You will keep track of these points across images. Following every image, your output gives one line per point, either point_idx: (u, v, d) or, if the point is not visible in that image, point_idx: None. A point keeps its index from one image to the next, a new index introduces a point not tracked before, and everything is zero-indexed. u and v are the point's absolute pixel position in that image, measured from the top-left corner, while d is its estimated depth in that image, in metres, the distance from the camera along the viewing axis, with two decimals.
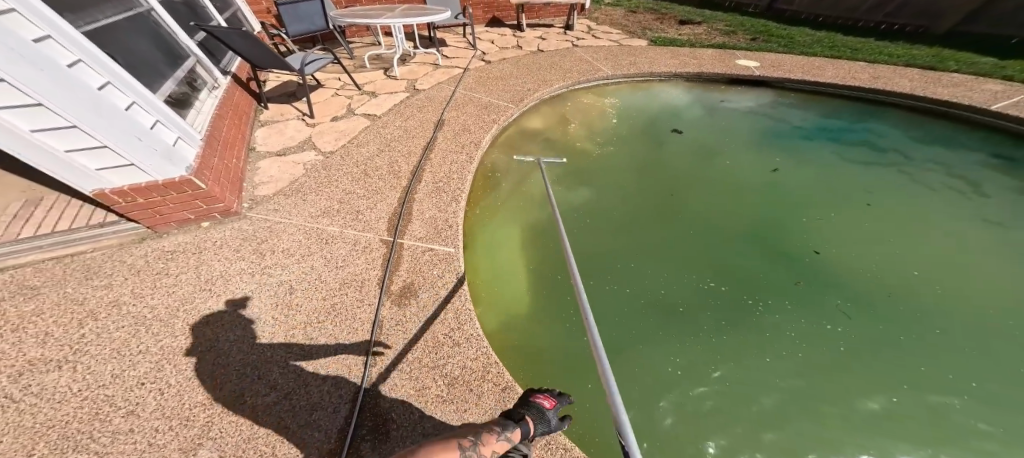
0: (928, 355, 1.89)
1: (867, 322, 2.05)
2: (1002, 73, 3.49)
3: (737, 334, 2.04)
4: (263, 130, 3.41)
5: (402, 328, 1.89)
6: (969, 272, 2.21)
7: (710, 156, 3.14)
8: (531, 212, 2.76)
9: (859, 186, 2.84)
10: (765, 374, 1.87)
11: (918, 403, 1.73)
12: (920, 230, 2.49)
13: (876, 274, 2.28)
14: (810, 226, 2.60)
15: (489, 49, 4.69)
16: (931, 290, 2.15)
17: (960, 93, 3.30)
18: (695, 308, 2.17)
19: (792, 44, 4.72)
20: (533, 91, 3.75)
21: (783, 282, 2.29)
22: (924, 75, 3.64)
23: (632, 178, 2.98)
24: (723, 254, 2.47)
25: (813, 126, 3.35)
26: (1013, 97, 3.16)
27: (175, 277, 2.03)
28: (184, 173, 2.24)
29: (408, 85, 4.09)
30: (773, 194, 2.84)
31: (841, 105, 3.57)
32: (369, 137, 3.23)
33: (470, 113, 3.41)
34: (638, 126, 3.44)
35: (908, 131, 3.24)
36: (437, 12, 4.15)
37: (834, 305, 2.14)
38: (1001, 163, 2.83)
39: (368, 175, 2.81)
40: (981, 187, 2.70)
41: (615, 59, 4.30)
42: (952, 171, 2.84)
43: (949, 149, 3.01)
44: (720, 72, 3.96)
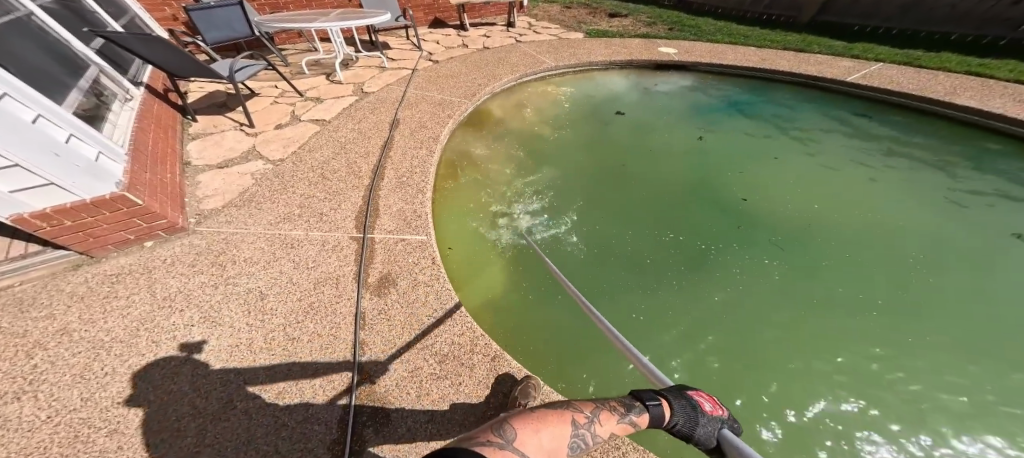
0: (835, 265, 2.42)
1: (791, 250, 2.55)
2: (852, 53, 4.37)
3: (689, 278, 2.40)
4: (196, 142, 3.17)
5: (385, 316, 1.96)
6: (854, 202, 2.82)
7: (649, 131, 3.55)
8: (499, 196, 2.93)
9: (766, 146, 3.39)
10: (719, 301, 2.27)
11: (829, 301, 2.23)
12: (817, 174, 3.08)
13: (795, 211, 2.81)
14: (736, 184, 3.08)
15: (435, 50, 4.77)
16: (830, 217, 2.73)
17: (827, 70, 4.07)
18: (653, 261, 2.50)
19: (701, 34, 5.39)
20: (483, 85, 3.91)
21: (720, 230, 2.72)
22: (801, 56, 4.42)
23: (587, 155, 3.29)
24: (676, 210, 2.86)
25: (725, 102, 3.91)
26: (862, 71, 3.99)
27: (128, 299, 2.00)
28: (114, 188, 2.04)
29: (355, 89, 4.04)
30: (705, 157, 3.31)
31: (745, 83, 4.20)
32: (321, 141, 3.17)
33: (425, 111, 3.48)
34: (586, 112, 3.76)
35: (795, 100, 3.92)
36: (376, 15, 4.15)
37: (760, 244, 2.60)
38: (860, 121, 3.56)
39: (327, 177, 2.78)
40: (850, 140, 3.38)
41: (556, 52, 4.62)
42: (829, 130, 3.51)
43: (824, 113, 3.72)
44: (647, 59, 4.44)
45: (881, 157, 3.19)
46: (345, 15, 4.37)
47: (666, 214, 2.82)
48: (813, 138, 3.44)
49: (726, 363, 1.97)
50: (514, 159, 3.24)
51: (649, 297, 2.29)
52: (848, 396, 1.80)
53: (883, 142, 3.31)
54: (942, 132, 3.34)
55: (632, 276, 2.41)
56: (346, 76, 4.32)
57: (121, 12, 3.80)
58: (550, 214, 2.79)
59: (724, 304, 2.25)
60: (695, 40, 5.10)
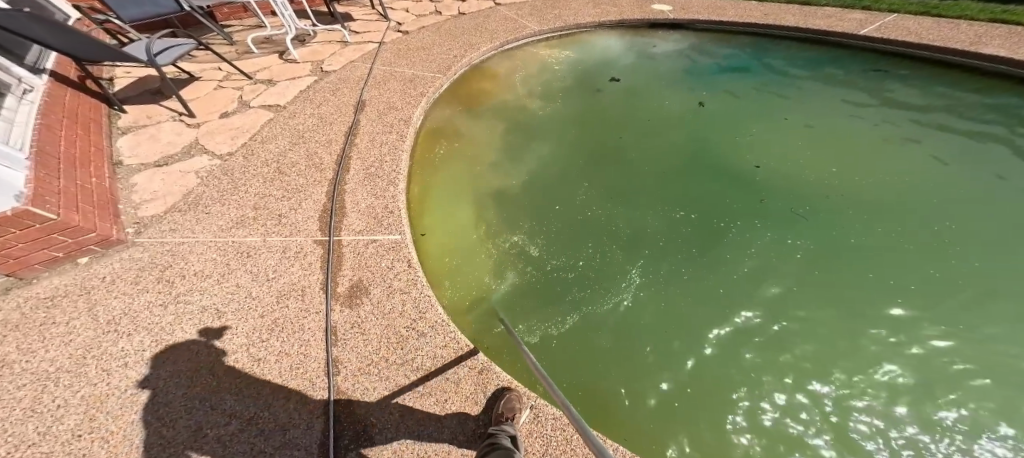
0: (856, 235, 2.26)
1: (809, 220, 2.38)
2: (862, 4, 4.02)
3: (695, 266, 2.20)
4: (126, 137, 2.81)
5: (359, 330, 1.73)
6: (872, 167, 2.63)
7: (646, 98, 3.23)
8: (482, 182, 2.63)
9: (776, 111, 3.10)
10: (735, 281, 2.11)
11: (851, 273, 2.09)
12: (832, 138, 2.86)
13: (812, 177, 2.62)
14: (742, 154, 2.83)
15: (404, 19, 4.26)
16: (849, 182, 2.55)
17: (837, 23, 3.73)
18: (655, 247, 2.29)
19: None
20: (458, 57, 3.50)
21: (726, 207, 2.51)
22: (806, 10, 4.05)
23: (581, 129, 2.98)
24: (684, 184, 2.64)
25: (728, 64, 3.57)
26: (874, 23, 3.67)
27: (68, 325, 1.72)
28: (14, 203, 1.65)
29: (314, 68, 3.60)
30: (710, 124, 3.04)
31: (747, 41, 3.85)
32: (275, 130, 2.80)
33: (394, 89, 3.11)
34: (572, 80, 3.39)
35: (802, 59, 3.61)
36: None
37: (769, 223, 2.40)
38: (875, 79, 3.29)
39: (283, 171, 2.45)
40: (866, 100, 3.11)
41: (539, 14, 4.16)
42: (842, 90, 3.23)
43: (836, 71, 3.42)
44: (639, 18, 4.03)
45: (897, 117, 2.95)
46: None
47: (668, 192, 2.59)
48: (824, 99, 3.16)
49: (744, 356, 1.80)
50: (496, 138, 2.92)
51: (652, 288, 2.10)
52: (878, 380, 1.67)
53: (898, 101, 3.07)
54: (964, 87, 3.10)
55: (632, 265, 2.20)
56: (303, 54, 3.85)
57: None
58: (541, 200, 2.53)
59: (735, 292, 2.07)
60: None
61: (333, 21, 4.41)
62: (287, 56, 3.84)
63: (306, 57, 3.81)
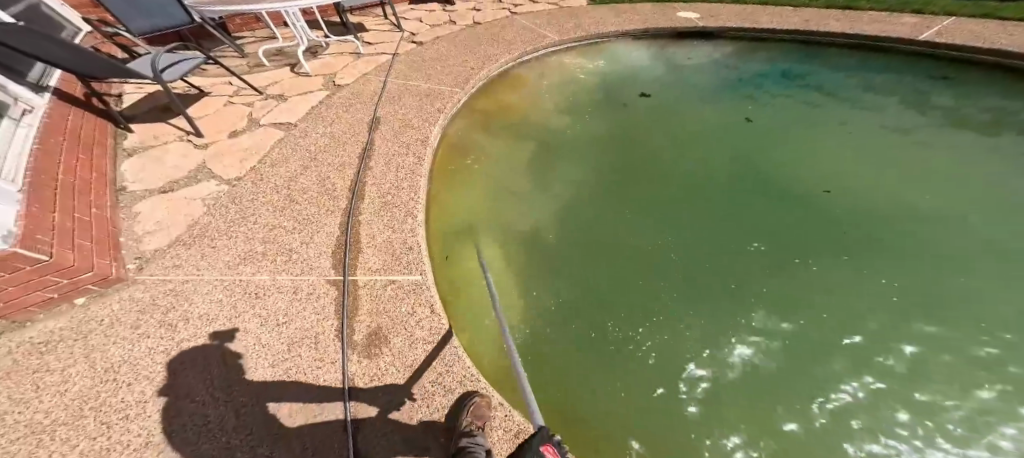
0: (962, 271, 1.93)
1: (898, 252, 2.05)
2: (909, 8, 3.78)
3: (763, 301, 1.88)
4: (131, 160, 2.67)
5: (377, 382, 1.51)
6: (954, 190, 2.33)
7: (680, 114, 3.00)
8: (507, 207, 2.42)
9: (833, 126, 2.84)
10: (824, 324, 1.78)
11: (970, 320, 1.74)
12: (898, 155, 2.59)
13: (890, 204, 2.31)
14: (793, 173, 2.56)
15: (417, 29, 4.10)
16: (933, 209, 2.25)
17: (888, 28, 3.50)
18: (712, 281, 1.99)
19: None
20: (476, 69, 3.32)
21: (785, 233, 2.22)
22: (848, 15, 3.83)
23: (615, 147, 2.76)
24: (742, 211, 2.35)
25: (769, 74, 3.34)
26: (931, 27, 3.42)
27: (63, 372, 1.54)
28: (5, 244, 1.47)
29: (325, 81, 3.45)
30: (757, 142, 2.78)
31: (786, 48, 3.63)
32: (284, 152, 2.63)
33: (409, 105, 2.93)
34: (598, 94, 3.18)
35: (852, 67, 3.37)
36: None
37: (840, 250, 2.09)
38: (938, 89, 3.03)
39: (294, 200, 2.29)
40: (928, 112, 2.86)
41: (559, 22, 3.98)
42: (903, 101, 2.97)
43: (891, 80, 3.17)
44: (666, 26, 3.80)
45: (965, 131, 2.69)
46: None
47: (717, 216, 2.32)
48: (882, 111, 2.92)
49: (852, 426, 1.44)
50: (520, 159, 2.71)
51: (716, 328, 1.78)
52: None
53: (964, 113, 2.82)
54: None
55: (687, 302, 1.90)
56: (315, 67, 3.70)
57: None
58: (574, 226, 2.29)
59: (817, 336, 1.74)
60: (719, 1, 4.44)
61: (344, 32, 4.26)
62: (298, 69, 3.70)
63: (318, 70, 3.66)
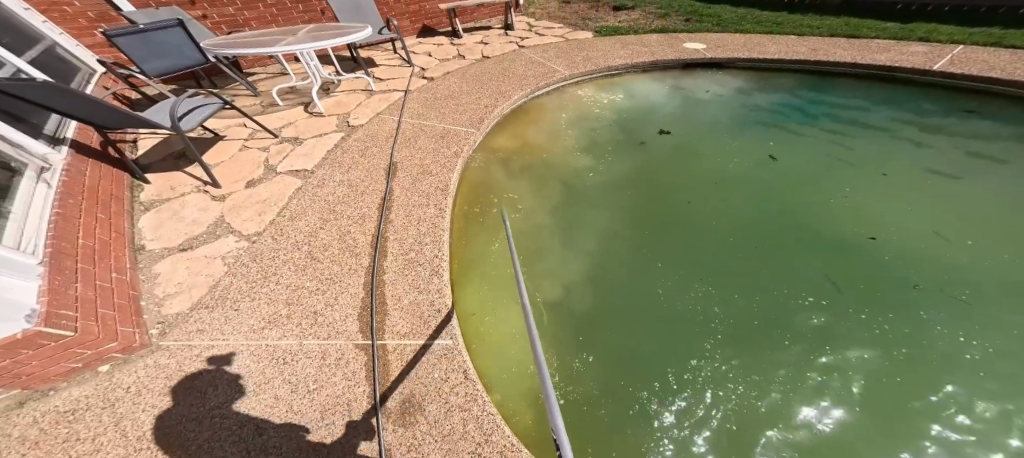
0: None
1: (959, 305, 1.90)
2: (903, 41, 3.96)
3: (812, 358, 1.77)
4: (148, 215, 2.65)
5: (416, 457, 1.46)
6: (1003, 230, 2.21)
7: (699, 152, 3.03)
8: (535, 251, 2.37)
9: (858, 159, 2.85)
10: (885, 385, 1.64)
11: None
12: (931, 189, 2.54)
13: (938, 249, 2.18)
14: (824, 209, 2.52)
15: (427, 63, 4.22)
16: (991, 255, 2.09)
17: (899, 58, 3.63)
18: (759, 332, 1.90)
19: (726, 24, 5.08)
20: (489, 107, 3.37)
21: (826, 274, 2.15)
22: (856, 45, 4.02)
23: (638, 188, 2.77)
24: (780, 260, 2.26)
25: (781, 107, 3.44)
26: (942, 56, 3.56)
27: (96, 441, 1.49)
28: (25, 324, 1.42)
29: (339, 122, 3.47)
30: (783, 182, 2.75)
31: (796, 78, 3.82)
32: (304, 204, 2.66)
33: (426, 148, 2.95)
34: (614, 131, 3.25)
35: (866, 96, 3.48)
36: (356, 32, 3.62)
37: (891, 293, 2.01)
38: (955, 117, 3.09)
39: (316, 257, 2.32)
40: (950, 140, 2.89)
41: (568, 56, 4.12)
42: (920, 130, 3.01)
43: (904, 109, 3.26)
44: (673, 58, 4.06)
45: (989, 158, 2.69)
46: (321, 35, 3.76)
47: (750, 259, 2.28)
48: (902, 139, 2.96)
49: None
50: (542, 200, 2.71)
51: (768, 385, 1.69)
52: None
53: (987, 139, 2.83)
54: None
55: (739, 359, 1.80)
56: (327, 106, 3.75)
57: (25, 43, 3.11)
58: (606, 273, 2.24)
59: (877, 391, 1.63)
60: (722, 31, 4.82)
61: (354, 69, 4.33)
62: (311, 108, 3.74)
63: (330, 109, 3.68)
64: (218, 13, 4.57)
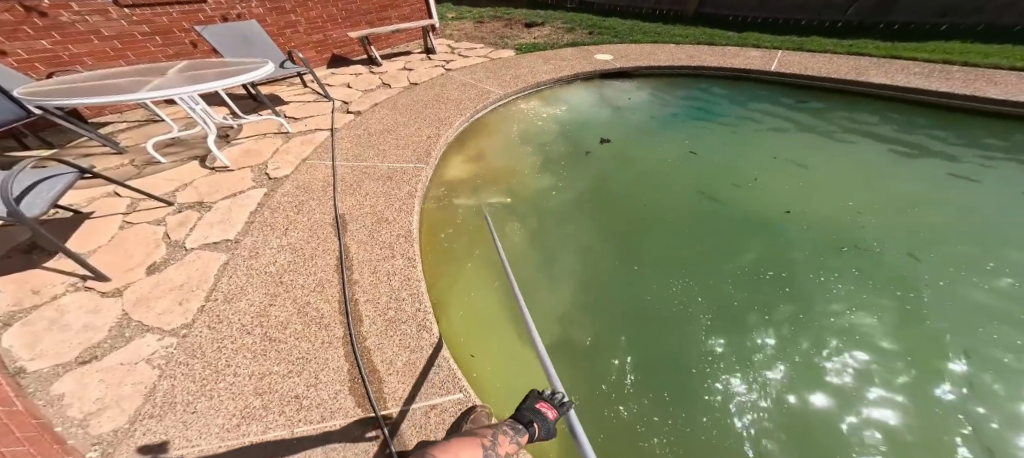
0: (899, 254, 2.37)
1: (854, 248, 2.46)
2: (746, 48, 5.03)
3: (774, 317, 2.11)
4: (9, 333, 1.87)
5: None
6: (860, 185, 2.92)
7: (636, 155, 3.37)
8: (522, 281, 2.35)
9: (754, 143, 3.48)
10: (828, 326, 2.03)
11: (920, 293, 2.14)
12: (807, 161, 3.23)
13: (829, 207, 2.77)
14: (745, 189, 3.02)
15: (350, 96, 4.30)
16: (859, 205, 2.75)
17: (750, 62, 4.59)
18: (743, 315, 2.13)
19: (622, 34, 5.77)
20: (432, 137, 3.32)
21: (772, 250, 2.53)
22: (718, 51, 4.96)
23: (596, 196, 2.97)
24: (727, 240, 2.63)
25: (684, 107, 4.01)
26: (776, 59, 4.63)
27: None
28: None
29: (255, 175, 3.00)
30: (710, 171, 3.22)
31: (685, 81, 4.52)
32: (239, 282, 2.20)
33: (373, 193, 2.72)
34: (562, 145, 3.46)
35: (737, 93, 4.28)
36: (257, 69, 3.19)
37: (821, 256, 2.44)
38: (797, 105, 3.99)
39: (275, 337, 1.91)
40: (801, 123, 3.71)
41: (497, 76, 4.38)
42: (781, 117, 3.81)
43: (765, 102, 4.08)
44: (589, 70, 4.54)
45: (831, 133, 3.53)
46: (205, 73, 3.17)
47: (711, 248, 2.58)
48: (772, 126, 3.70)
49: (878, 410, 1.66)
50: (514, 224, 2.72)
51: (751, 350, 1.95)
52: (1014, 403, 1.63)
53: (821, 121, 3.74)
54: (857, 104, 3.93)
55: (739, 344, 1.99)
56: (230, 157, 3.20)
57: None
58: (598, 289, 2.34)
59: (824, 330, 2.01)
60: (621, 42, 5.48)
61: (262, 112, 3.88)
62: (209, 162, 3.16)
63: (236, 162, 3.15)
64: (24, 48, 3.19)
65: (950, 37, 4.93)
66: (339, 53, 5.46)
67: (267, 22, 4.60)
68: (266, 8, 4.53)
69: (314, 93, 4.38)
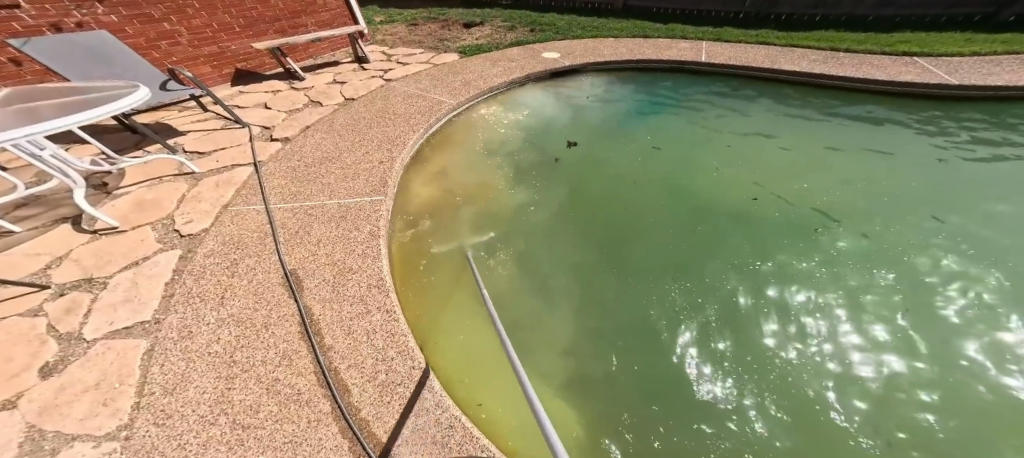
0: (866, 213, 2.55)
1: (828, 214, 2.59)
2: (676, 39, 5.20)
3: (784, 295, 2.11)
4: None
5: None
6: (817, 154, 3.10)
7: (606, 154, 3.30)
8: (518, 312, 2.10)
9: (715, 128, 3.53)
10: (832, 295, 2.08)
11: (895, 248, 2.31)
12: (765, 137, 3.36)
13: (794, 179, 2.91)
14: (717, 172, 3.06)
15: (272, 117, 3.67)
16: (819, 173, 2.92)
17: (687, 51, 4.76)
18: (757, 308, 2.05)
19: (563, 31, 5.78)
20: (385, 162, 2.92)
21: (763, 234, 2.51)
22: (655, 43, 5.10)
23: (579, 202, 2.83)
24: (717, 225, 2.62)
25: (640, 100, 4.01)
26: (709, 45, 4.85)
27: None
28: None
29: (158, 234, 2.31)
30: (681, 159, 3.23)
31: (631, 74, 4.54)
32: (177, 369, 1.55)
33: (327, 239, 2.27)
34: (530, 152, 3.27)
35: (685, 78, 4.35)
36: (131, 94, 2.51)
37: (806, 232, 2.48)
38: (741, 83, 4.11)
39: (247, 424, 1.36)
40: (749, 102, 3.84)
41: (446, 83, 4.20)
42: (733, 98, 3.92)
43: (711, 84, 4.16)
44: (540, 70, 4.41)
45: (778, 108, 3.71)
46: (38, 105, 2.32)
47: (704, 240, 2.52)
48: (723, 107, 3.79)
49: (904, 367, 1.71)
50: (498, 247, 2.48)
51: (776, 335, 1.91)
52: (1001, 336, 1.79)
53: (767, 96, 3.90)
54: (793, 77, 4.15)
55: (767, 341, 1.88)
56: (115, 214, 2.43)
57: None
58: (603, 305, 2.14)
59: (831, 300, 2.06)
60: (564, 39, 5.47)
61: (154, 150, 3.10)
62: (87, 224, 2.38)
63: (128, 220, 2.41)
64: None
65: (829, 26, 5.66)
66: (244, 68, 4.67)
67: (126, 32, 3.58)
68: (121, 14, 3.52)
69: (223, 118, 3.67)
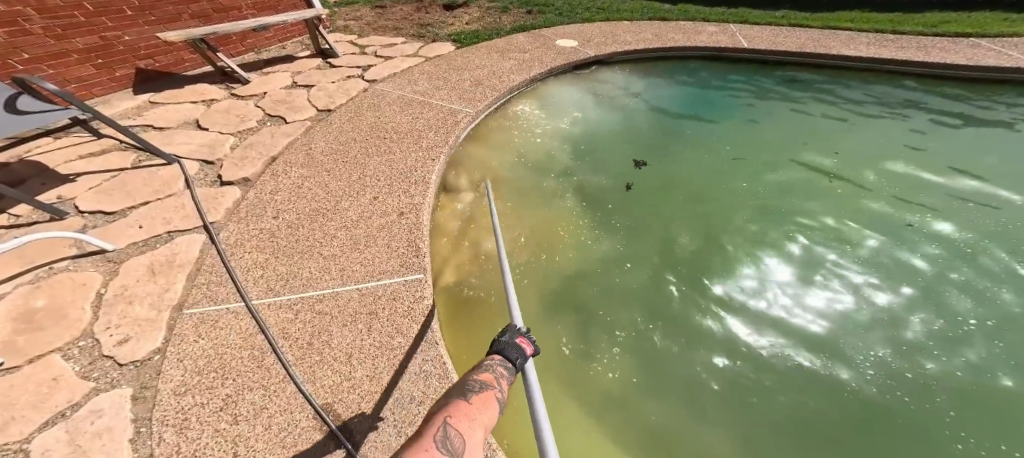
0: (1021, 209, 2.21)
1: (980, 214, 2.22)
2: (699, 22, 4.59)
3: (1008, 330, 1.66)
4: None
5: None
6: (918, 146, 2.75)
7: (682, 173, 2.70)
8: (669, 413, 1.48)
9: (796, 128, 3.03)
10: None
11: None
12: (852, 133, 2.93)
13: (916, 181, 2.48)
14: (822, 181, 2.57)
15: (219, 141, 2.60)
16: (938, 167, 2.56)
17: (719, 34, 4.19)
18: (979, 371, 1.54)
19: (565, 13, 4.94)
20: (405, 213, 2.08)
21: (921, 260, 2.02)
22: (676, 26, 4.48)
23: (677, 245, 2.23)
24: (863, 254, 2.09)
25: (688, 96, 3.41)
26: (739, 29, 4.32)
27: None
28: None
29: (74, 368, 1.28)
30: (774, 171, 2.69)
31: (666, 64, 3.89)
32: None
33: (353, 348, 1.43)
34: (591, 182, 2.60)
35: (726, 69, 3.79)
36: None
37: (970, 260, 1.99)
38: (793, 74, 3.65)
39: None
40: (810, 94, 3.38)
41: (452, 83, 3.28)
42: (791, 91, 3.45)
43: (759, 76, 3.67)
44: (562, 62, 3.61)
45: (849, 97, 3.30)
46: None
47: (854, 275, 1.99)
48: (786, 103, 3.31)
49: None
50: (597, 315, 1.87)
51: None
52: None
53: (827, 83, 3.50)
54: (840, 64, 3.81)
55: None
56: None
57: None
58: (765, 388, 1.55)
59: None
60: (571, 22, 4.64)
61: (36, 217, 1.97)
62: None
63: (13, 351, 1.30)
64: None
65: None
66: (150, 68, 3.32)
67: None
68: None
69: (132, 150, 2.49)
